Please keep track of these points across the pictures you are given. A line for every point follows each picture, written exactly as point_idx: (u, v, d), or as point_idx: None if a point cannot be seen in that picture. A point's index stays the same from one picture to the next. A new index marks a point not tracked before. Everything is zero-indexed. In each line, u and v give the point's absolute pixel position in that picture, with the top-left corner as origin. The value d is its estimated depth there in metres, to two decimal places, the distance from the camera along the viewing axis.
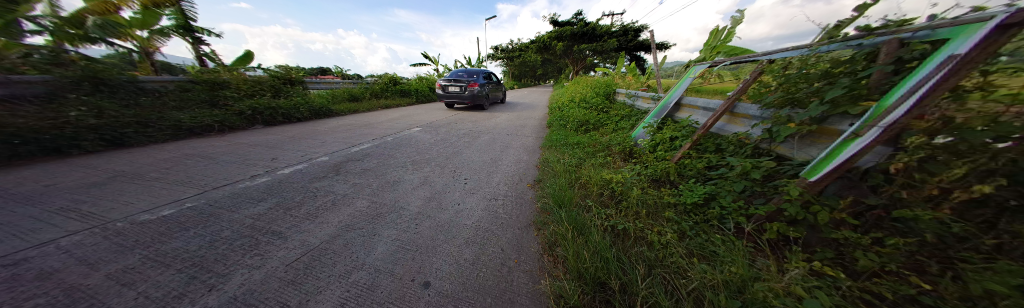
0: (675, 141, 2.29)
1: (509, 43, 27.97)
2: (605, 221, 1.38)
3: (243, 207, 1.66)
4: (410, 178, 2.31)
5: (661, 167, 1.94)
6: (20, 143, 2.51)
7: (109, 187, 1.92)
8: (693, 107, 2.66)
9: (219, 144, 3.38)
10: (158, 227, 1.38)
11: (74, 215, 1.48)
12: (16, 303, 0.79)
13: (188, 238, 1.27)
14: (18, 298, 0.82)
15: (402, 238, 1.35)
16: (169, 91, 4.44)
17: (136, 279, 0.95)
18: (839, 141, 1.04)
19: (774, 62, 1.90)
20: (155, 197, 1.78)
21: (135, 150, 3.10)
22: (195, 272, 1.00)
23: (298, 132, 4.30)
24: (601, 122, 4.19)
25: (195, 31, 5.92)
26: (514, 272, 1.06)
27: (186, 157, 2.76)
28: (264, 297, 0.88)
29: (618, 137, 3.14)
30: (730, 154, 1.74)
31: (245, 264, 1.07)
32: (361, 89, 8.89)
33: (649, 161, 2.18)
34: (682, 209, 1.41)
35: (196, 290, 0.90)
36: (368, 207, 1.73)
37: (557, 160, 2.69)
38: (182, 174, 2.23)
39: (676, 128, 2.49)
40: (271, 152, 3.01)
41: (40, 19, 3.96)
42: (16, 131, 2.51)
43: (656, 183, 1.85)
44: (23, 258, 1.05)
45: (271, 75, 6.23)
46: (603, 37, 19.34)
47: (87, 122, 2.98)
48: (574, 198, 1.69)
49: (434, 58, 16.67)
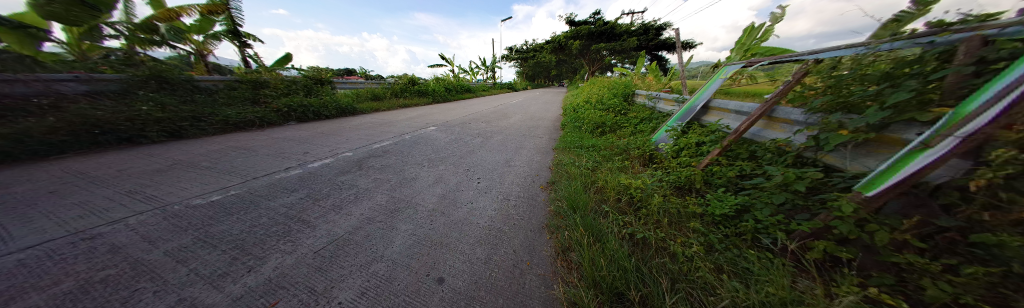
0: (702, 147, 2.15)
1: (523, 44, 27.90)
2: (623, 228, 1.32)
3: (279, 196, 1.82)
4: (425, 176, 2.38)
5: (686, 173, 1.82)
6: (101, 133, 2.97)
7: (168, 174, 2.19)
8: (724, 110, 2.49)
9: (259, 138, 3.72)
10: (208, 210, 1.55)
11: (141, 197, 1.71)
12: (93, 272, 0.94)
13: (232, 223, 1.41)
14: (95, 267, 0.97)
15: (418, 233, 1.39)
16: (219, 90, 4.98)
17: (189, 257, 1.07)
18: (905, 152, 0.90)
19: (821, 61, 1.70)
20: (204, 184, 1.99)
21: (189, 141, 3.48)
22: (238, 254, 1.12)
23: (325, 128, 4.62)
24: (619, 124, 4.04)
25: (242, 35, 6.57)
26: (527, 275, 1.05)
27: (232, 149, 3.07)
28: (295, 281, 0.96)
29: (637, 140, 3.01)
30: (768, 163, 1.60)
31: (279, 249, 1.17)
32: (382, 89, 9.34)
33: (672, 167, 2.06)
34: (709, 220, 1.32)
35: (237, 270, 1.00)
36: (387, 201, 1.81)
37: (571, 163, 2.64)
38: (227, 165, 2.48)
39: (703, 132, 2.33)
40: (303, 147, 3.26)
41: (117, 25, 4.67)
42: (96, 122, 2.95)
43: (678, 190, 1.75)
44: (100, 233, 1.24)
45: (304, 76, 6.76)
46: (623, 36, 18.63)
47: (153, 116, 3.41)
48: (589, 202, 1.65)
49: (449, 59, 17.05)
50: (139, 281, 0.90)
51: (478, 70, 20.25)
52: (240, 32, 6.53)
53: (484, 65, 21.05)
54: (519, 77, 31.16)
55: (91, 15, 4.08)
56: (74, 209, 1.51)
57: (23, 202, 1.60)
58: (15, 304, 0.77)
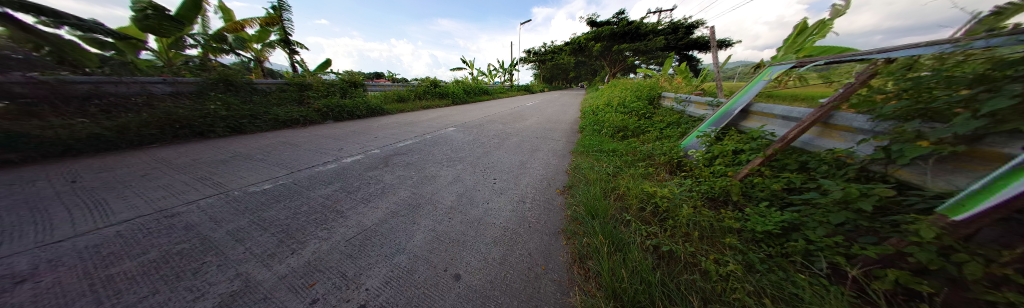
0: (739, 155, 1.95)
1: (542, 46, 27.80)
2: (647, 239, 1.24)
3: (318, 187, 2.02)
4: (445, 174, 2.47)
5: (720, 183, 1.66)
6: (182, 127, 3.55)
7: (230, 164, 2.54)
8: (767, 115, 2.21)
9: (301, 135, 4.15)
10: (261, 197, 1.78)
11: (210, 182, 2.01)
12: (172, 246, 1.13)
13: (279, 209, 1.60)
14: (175, 241, 1.18)
15: (437, 229, 1.45)
16: (272, 92, 5.68)
17: (245, 237, 1.24)
18: (1008, 169, 0.73)
19: (894, 61, 1.46)
20: (257, 174, 2.28)
21: (247, 136, 4.00)
22: (284, 237, 1.26)
23: (357, 127, 5.02)
24: (642, 128, 3.83)
25: (293, 43, 7.44)
26: (542, 279, 1.03)
27: (280, 144, 3.46)
28: (330, 265, 1.06)
29: (663, 146, 2.83)
30: (823, 176, 1.41)
31: (316, 236, 1.28)
32: (406, 91, 9.90)
33: (704, 177, 1.90)
34: (747, 237, 1.20)
35: (283, 252, 1.13)
36: (410, 197, 1.91)
37: (590, 167, 2.55)
38: (276, 157, 2.81)
39: (740, 139, 2.12)
40: (336, 144, 3.57)
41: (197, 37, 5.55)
42: (178, 118, 3.52)
43: (711, 202, 1.62)
44: (179, 212, 1.49)
45: (341, 79, 7.43)
46: (648, 35, 17.70)
47: (220, 114, 3.98)
48: (609, 209, 1.58)
49: (469, 63, 17.55)
50: (206, 255, 1.08)
51: (497, 73, 20.57)
52: (290, 41, 7.38)
53: (501, 68, 21.30)
54: (537, 79, 31.10)
55: (177, 28, 4.90)
56: (161, 190, 1.83)
57: (126, 183, 1.97)
58: (115, 268, 0.96)
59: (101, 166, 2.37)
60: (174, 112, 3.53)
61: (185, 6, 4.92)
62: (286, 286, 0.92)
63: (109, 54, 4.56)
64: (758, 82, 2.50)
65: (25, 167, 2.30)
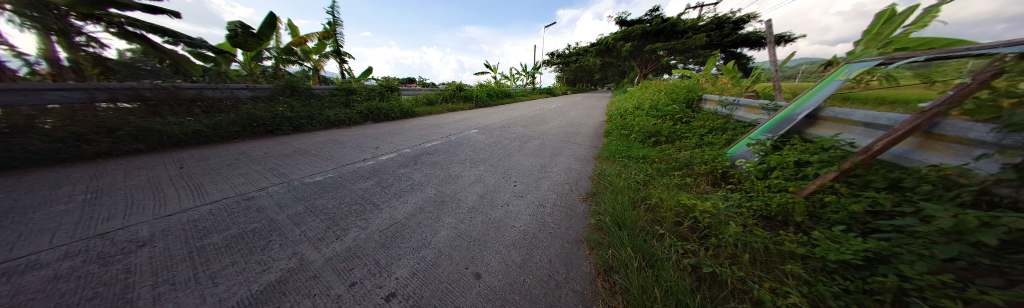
0: (805, 167, 1.66)
1: (567, 49, 27.27)
2: (684, 258, 1.12)
3: (358, 181, 2.25)
4: (467, 174, 2.55)
5: (778, 200, 1.43)
6: (259, 125, 4.29)
7: (290, 157, 2.98)
8: (844, 121, 1.82)
9: (346, 134, 4.68)
10: (313, 187, 2.05)
11: (276, 172, 2.39)
12: (247, 225, 1.37)
13: (327, 198, 1.82)
14: (249, 221, 1.42)
15: (459, 227, 1.50)
16: (325, 95, 6.54)
17: (301, 221, 1.44)
18: None
19: None
20: (311, 166, 2.63)
21: (304, 134, 4.65)
22: (330, 224, 1.43)
23: (391, 128, 5.49)
24: (679, 133, 3.51)
25: (343, 54, 8.49)
26: (563, 288, 1.00)
27: (329, 142, 3.96)
28: (367, 253, 1.17)
29: (704, 154, 2.55)
30: (926, 197, 1.11)
31: (356, 224, 1.43)
32: (435, 95, 10.54)
33: (757, 191, 1.65)
34: (816, 266, 1.00)
35: (328, 237, 1.28)
36: (435, 195, 2.01)
37: (616, 174, 2.41)
38: (325, 153, 3.22)
39: (803, 150, 1.81)
40: (373, 142, 3.95)
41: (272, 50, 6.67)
42: (256, 118, 4.26)
43: (765, 221, 1.40)
44: (253, 196, 1.79)
45: (380, 84, 8.22)
46: (687, 33, 16.17)
47: (286, 115, 4.70)
48: (638, 220, 1.47)
49: (493, 67, 18.02)
50: (271, 235, 1.28)
51: (519, 76, 20.77)
52: (341, 52, 8.44)
53: (525, 71, 21.41)
54: (560, 82, 30.56)
55: (257, 43, 5.94)
56: (240, 177, 2.22)
57: (216, 170, 2.44)
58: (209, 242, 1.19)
59: (202, 156, 2.97)
60: (254, 114, 4.28)
61: (265, 25, 5.96)
62: (331, 268, 1.04)
63: (208, 65, 5.68)
64: (830, 84, 2.12)
65: (155, 155, 3.00)
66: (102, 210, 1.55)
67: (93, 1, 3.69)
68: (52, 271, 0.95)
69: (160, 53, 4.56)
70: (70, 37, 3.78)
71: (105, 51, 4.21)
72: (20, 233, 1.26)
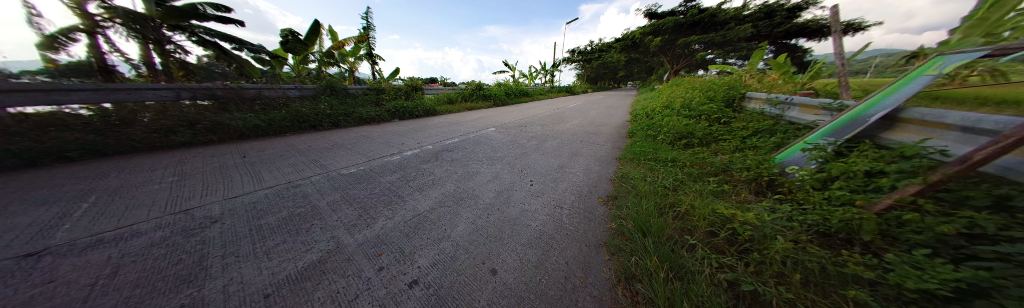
0: (878, 177, 1.40)
1: (589, 45, 26.23)
2: (718, 273, 1.01)
3: (386, 174, 2.42)
4: (485, 172, 2.60)
5: (841, 215, 1.22)
6: (304, 122, 4.81)
7: (328, 151, 3.30)
8: (935, 124, 1.46)
9: (376, 130, 5.04)
10: (347, 178, 2.25)
11: (317, 164, 2.67)
12: (293, 210, 1.55)
13: (360, 188, 1.99)
14: (294, 206, 1.61)
15: (476, 222, 1.54)
16: (358, 94, 7.09)
17: (337, 209, 1.60)
18: None
19: None
20: (346, 159, 2.89)
21: (341, 129, 5.11)
22: (361, 212, 1.56)
23: (415, 125, 5.78)
24: (715, 135, 3.19)
25: (375, 56, 9.15)
26: (580, 292, 0.97)
27: (362, 137, 4.30)
28: (392, 241, 1.25)
29: (747, 159, 2.28)
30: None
31: (383, 214, 1.54)
32: (455, 94, 10.87)
33: (815, 204, 1.43)
34: (887, 294, 0.83)
35: (361, 223, 1.41)
36: (455, 190, 2.09)
37: (641, 177, 2.27)
38: (358, 148, 3.51)
39: (875, 157, 1.52)
40: (399, 139, 4.20)
41: (315, 54, 7.43)
42: (302, 115, 4.78)
43: (823, 238, 1.20)
44: (297, 184, 2.02)
45: (406, 84, 8.71)
46: (728, 23, 14.48)
47: (326, 112, 5.20)
48: (665, 228, 1.37)
49: (512, 65, 18.01)
50: (313, 219, 1.44)
51: (538, 74, 20.47)
52: (373, 54, 9.10)
53: (544, 69, 21.01)
54: (580, 80, 29.64)
55: (303, 47, 6.65)
56: (289, 167, 2.52)
57: (270, 160, 2.80)
58: (263, 222, 1.38)
59: (259, 147, 3.43)
60: (300, 111, 4.80)
61: (310, 31, 6.66)
62: (363, 253, 1.13)
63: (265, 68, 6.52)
64: (915, 80, 1.74)
65: (225, 146, 3.54)
66: (186, 190, 1.88)
67: (181, 15, 4.46)
68: (151, 239, 1.18)
69: (228, 58, 5.36)
70: (162, 45, 4.58)
71: (188, 56, 5.03)
72: (129, 207, 1.57)
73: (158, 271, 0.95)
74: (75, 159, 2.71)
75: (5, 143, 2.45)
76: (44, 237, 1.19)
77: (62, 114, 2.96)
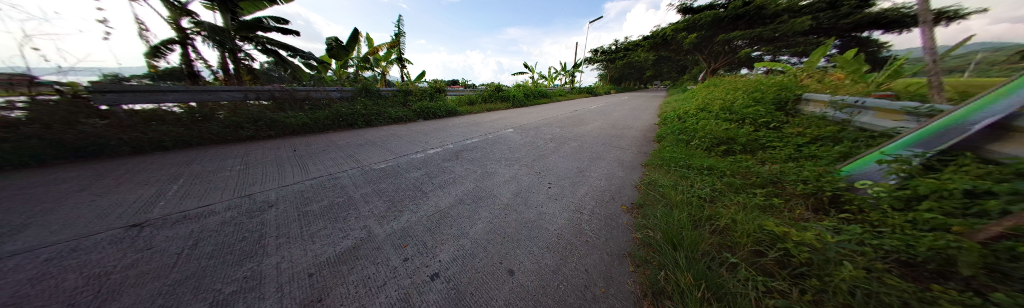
0: (989, 199, 1.12)
1: (613, 44, 25.05)
2: (765, 299, 0.89)
3: (411, 170, 2.56)
4: (502, 172, 2.62)
5: (932, 241, 1.00)
6: (343, 120, 5.31)
7: (362, 147, 3.60)
8: None
9: (403, 129, 5.38)
10: (377, 173, 2.43)
11: (352, 159, 2.92)
12: (332, 199, 1.73)
13: (388, 183, 2.14)
14: (333, 196, 1.78)
15: (495, 222, 1.56)
16: (388, 95, 7.64)
17: (369, 200, 1.74)
18: None
19: None
20: (377, 155, 3.12)
21: (373, 128, 5.57)
22: (390, 205, 1.68)
23: (438, 125, 6.06)
24: (761, 142, 2.84)
25: (404, 60, 9.78)
26: (600, 302, 0.93)
27: (390, 135, 4.61)
28: (417, 234, 1.33)
29: (803, 171, 1.99)
30: None
31: (409, 208, 1.64)
32: (476, 95, 11.14)
33: (895, 226, 1.20)
34: None
35: (389, 215, 1.51)
36: (473, 189, 2.13)
37: (671, 186, 2.10)
38: (387, 145, 3.77)
39: (979, 174, 1.23)
40: (423, 138, 4.41)
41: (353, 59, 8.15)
42: (341, 115, 5.30)
43: (904, 268, 1.00)
44: (334, 176, 2.23)
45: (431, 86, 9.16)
46: (780, 15, 12.77)
47: (362, 112, 5.69)
48: (699, 242, 1.25)
49: (531, 67, 17.88)
50: (349, 209, 1.58)
51: (557, 75, 19.98)
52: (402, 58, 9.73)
53: (564, 71, 20.43)
54: (602, 81, 28.40)
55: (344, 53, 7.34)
56: (328, 161, 2.80)
57: (313, 154, 3.14)
58: (306, 210, 1.55)
59: (306, 142, 3.87)
60: (340, 111, 5.32)
61: (351, 38, 7.34)
62: (390, 244, 1.21)
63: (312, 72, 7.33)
64: None
65: (279, 140, 4.06)
66: (248, 177, 2.19)
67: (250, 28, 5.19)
68: (222, 218, 1.40)
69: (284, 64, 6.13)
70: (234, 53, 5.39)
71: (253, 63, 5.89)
72: (205, 190, 1.87)
73: (227, 245, 1.12)
74: (170, 148, 3.32)
75: (123, 134, 3.08)
76: (146, 211, 1.47)
77: (161, 111, 3.64)
